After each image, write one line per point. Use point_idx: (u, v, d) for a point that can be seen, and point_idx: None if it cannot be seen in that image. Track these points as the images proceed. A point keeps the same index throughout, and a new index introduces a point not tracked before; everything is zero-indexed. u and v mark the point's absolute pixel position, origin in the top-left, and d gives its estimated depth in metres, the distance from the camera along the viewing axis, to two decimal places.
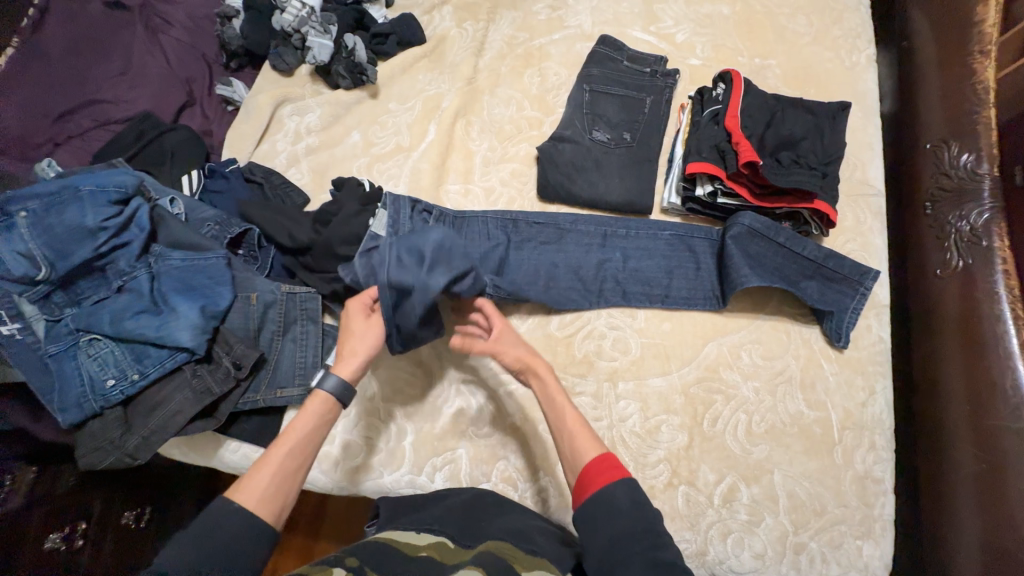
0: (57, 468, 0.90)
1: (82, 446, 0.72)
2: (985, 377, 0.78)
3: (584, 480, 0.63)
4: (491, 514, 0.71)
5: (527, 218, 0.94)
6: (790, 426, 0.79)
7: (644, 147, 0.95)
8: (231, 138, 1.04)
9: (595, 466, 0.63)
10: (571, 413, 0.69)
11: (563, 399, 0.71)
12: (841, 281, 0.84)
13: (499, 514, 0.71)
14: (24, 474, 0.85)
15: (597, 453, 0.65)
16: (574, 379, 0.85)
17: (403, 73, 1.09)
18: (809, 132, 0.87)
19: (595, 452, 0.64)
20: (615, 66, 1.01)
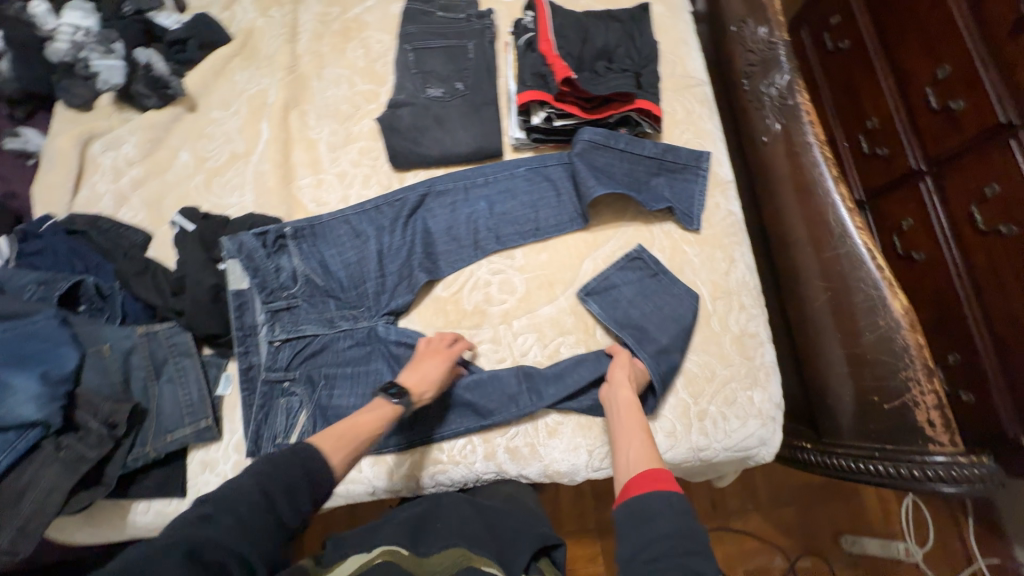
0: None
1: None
2: (815, 216, 0.88)
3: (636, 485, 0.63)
4: (439, 513, 0.74)
5: (387, 198, 0.92)
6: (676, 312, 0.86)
7: (480, 93, 0.96)
8: (40, 193, 0.93)
9: (643, 476, 0.63)
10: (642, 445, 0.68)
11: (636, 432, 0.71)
12: (683, 170, 0.92)
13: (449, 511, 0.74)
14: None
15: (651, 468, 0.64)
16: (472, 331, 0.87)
17: (217, 78, 1.02)
18: (620, 40, 0.92)
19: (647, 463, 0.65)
20: (431, 18, 1.00)
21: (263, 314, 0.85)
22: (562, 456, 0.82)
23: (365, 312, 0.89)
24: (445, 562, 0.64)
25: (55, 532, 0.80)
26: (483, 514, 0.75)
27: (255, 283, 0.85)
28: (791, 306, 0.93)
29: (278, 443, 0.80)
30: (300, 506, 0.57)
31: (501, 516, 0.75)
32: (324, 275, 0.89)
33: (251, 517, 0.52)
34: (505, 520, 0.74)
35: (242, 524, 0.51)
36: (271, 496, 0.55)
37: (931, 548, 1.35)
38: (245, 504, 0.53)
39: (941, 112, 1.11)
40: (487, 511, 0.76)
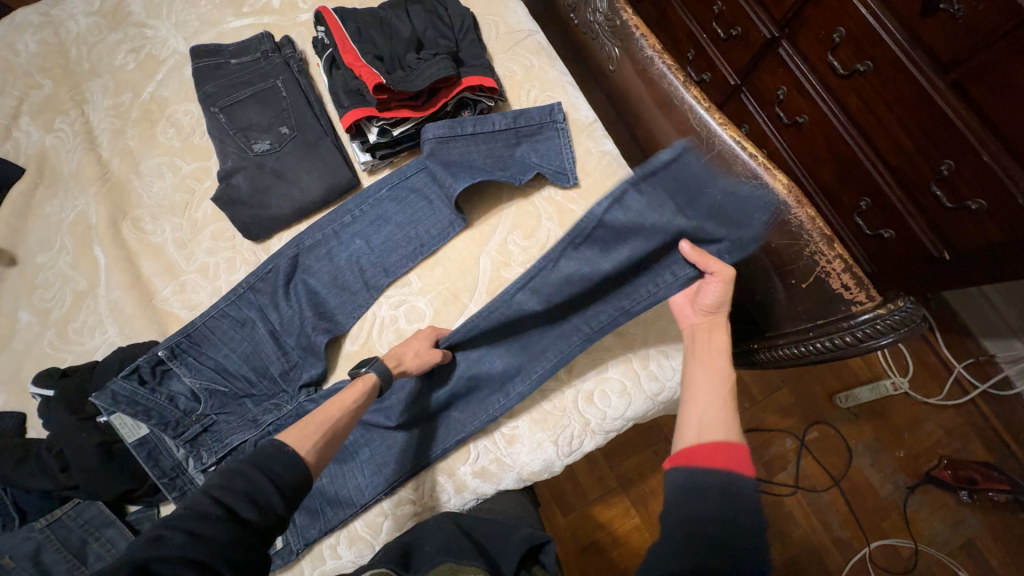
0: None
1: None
2: (682, 125, 0.84)
3: (705, 449, 0.55)
4: (424, 539, 0.70)
5: (256, 275, 0.84)
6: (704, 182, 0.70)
7: (309, 129, 0.88)
8: None
9: (714, 447, 0.55)
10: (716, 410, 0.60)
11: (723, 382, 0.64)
12: (541, 129, 0.88)
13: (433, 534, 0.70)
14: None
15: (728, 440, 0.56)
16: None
17: (25, 217, 0.90)
18: (426, 22, 0.85)
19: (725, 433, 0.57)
20: (227, 69, 0.90)
21: (181, 448, 0.78)
22: (530, 457, 0.79)
23: (284, 395, 0.83)
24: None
25: None
26: (466, 530, 0.72)
27: (155, 421, 0.77)
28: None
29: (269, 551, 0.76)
30: (270, 508, 0.52)
31: (486, 526, 0.73)
32: (227, 379, 0.82)
33: (209, 528, 0.48)
34: (492, 527, 0.72)
35: (200, 538, 0.47)
36: (230, 502, 0.51)
37: (914, 373, 1.39)
38: (201, 518, 0.49)
39: None
40: (476, 521, 0.74)
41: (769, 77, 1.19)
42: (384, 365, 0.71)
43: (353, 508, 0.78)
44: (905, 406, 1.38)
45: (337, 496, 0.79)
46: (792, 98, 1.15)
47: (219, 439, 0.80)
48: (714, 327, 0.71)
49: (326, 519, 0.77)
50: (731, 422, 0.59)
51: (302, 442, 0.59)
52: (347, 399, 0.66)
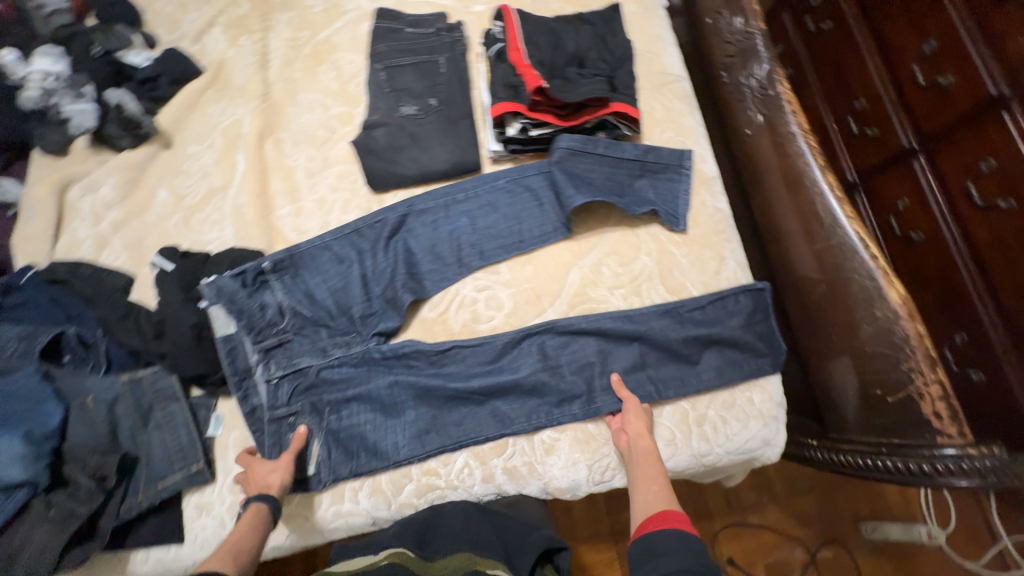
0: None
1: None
2: (806, 206, 0.85)
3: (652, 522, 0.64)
4: (444, 520, 0.73)
5: (366, 222, 0.90)
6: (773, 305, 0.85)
7: (454, 107, 0.94)
8: (21, 242, 0.92)
9: (657, 517, 0.64)
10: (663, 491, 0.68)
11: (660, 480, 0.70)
12: (665, 169, 0.90)
13: (453, 517, 0.73)
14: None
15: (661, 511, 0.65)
16: (462, 348, 0.84)
17: (191, 112, 1.00)
18: (591, 43, 0.90)
19: (662, 506, 0.66)
20: (400, 35, 0.97)
21: (256, 354, 0.83)
22: (562, 472, 0.80)
23: (356, 337, 0.87)
24: (451, 566, 0.66)
25: None
26: (491, 519, 0.74)
27: (244, 325, 0.84)
28: (789, 302, 0.90)
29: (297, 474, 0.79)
30: None
31: (507, 518, 0.75)
32: (312, 306, 0.88)
33: None
34: (510, 524, 0.74)
35: None
36: None
37: (955, 529, 1.29)
38: None
39: (929, 88, 1.07)
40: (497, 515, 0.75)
41: (892, 186, 1.17)
42: (272, 496, 0.72)
43: (386, 461, 0.80)
44: (936, 560, 1.28)
45: (372, 444, 0.81)
46: (914, 211, 1.12)
47: (287, 357, 0.85)
48: (636, 436, 0.75)
49: (358, 463, 0.80)
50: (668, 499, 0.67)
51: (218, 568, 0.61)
52: (246, 528, 0.67)
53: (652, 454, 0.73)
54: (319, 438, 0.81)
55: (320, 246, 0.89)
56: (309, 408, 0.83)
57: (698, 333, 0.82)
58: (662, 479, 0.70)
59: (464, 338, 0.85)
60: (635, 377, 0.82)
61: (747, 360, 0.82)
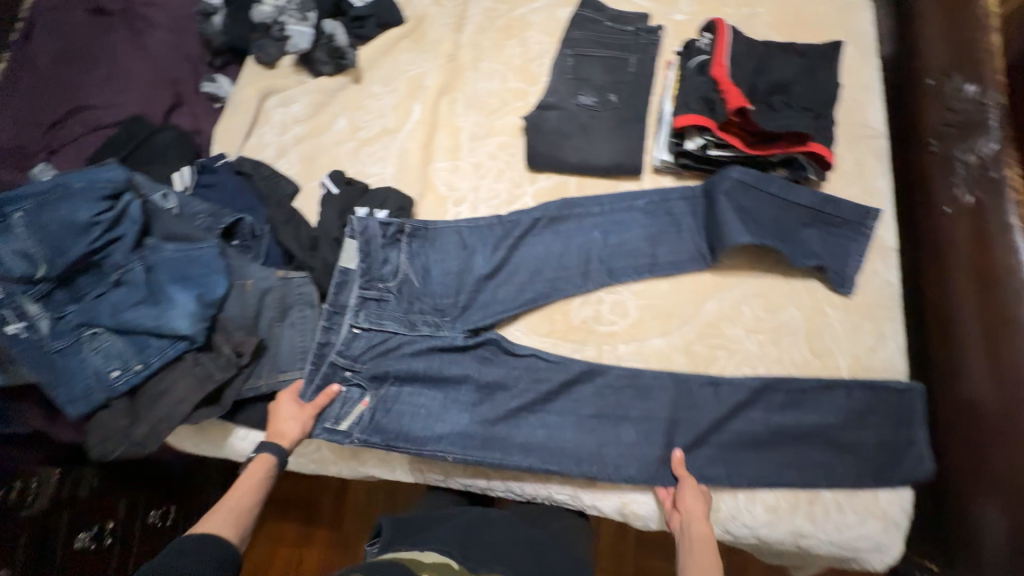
0: (77, 471, 0.90)
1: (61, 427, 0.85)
2: (1000, 310, 0.74)
3: None
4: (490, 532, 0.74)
5: (502, 217, 0.92)
6: (919, 413, 0.75)
7: (632, 107, 0.93)
8: (220, 133, 1.04)
9: None
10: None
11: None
12: (841, 225, 0.83)
13: (497, 533, 0.74)
14: (48, 475, 0.86)
15: None
16: (538, 361, 0.83)
17: (384, 55, 1.08)
18: (799, 75, 0.84)
19: None
20: (598, 27, 0.98)
21: (356, 297, 0.85)
22: (643, 498, 0.77)
23: (447, 321, 0.86)
24: None
25: (172, 441, 0.86)
26: (535, 548, 0.73)
27: (363, 268, 0.87)
28: (937, 421, 0.78)
29: (327, 427, 0.79)
30: None
31: (550, 550, 0.74)
32: (422, 278, 0.89)
33: None
34: (549, 555, 0.73)
35: None
36: None
37: None
38: None
39: None
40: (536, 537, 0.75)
41: None
42: (278, 445, 0.74)
43: (419, 448, 0.78)
44: None
45: (416, 431, 0.80)
46: None
47: (372, 314, 0.85)
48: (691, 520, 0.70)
49: (390, 440, 0.79)
50: None
51: (224, 531, 0.66)
52: (256, 480, 0.71)
53: (707, 543, 0.68)
54: (366, 402, 0.81)
55: (453, 230, 0.92)
56: (366, 377, 0.82)
57: (799, 428, 0.75)
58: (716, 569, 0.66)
59: (546, 350, 0.84)
60: (746, 433, 0.77)
61: (860, 466, 0.73)
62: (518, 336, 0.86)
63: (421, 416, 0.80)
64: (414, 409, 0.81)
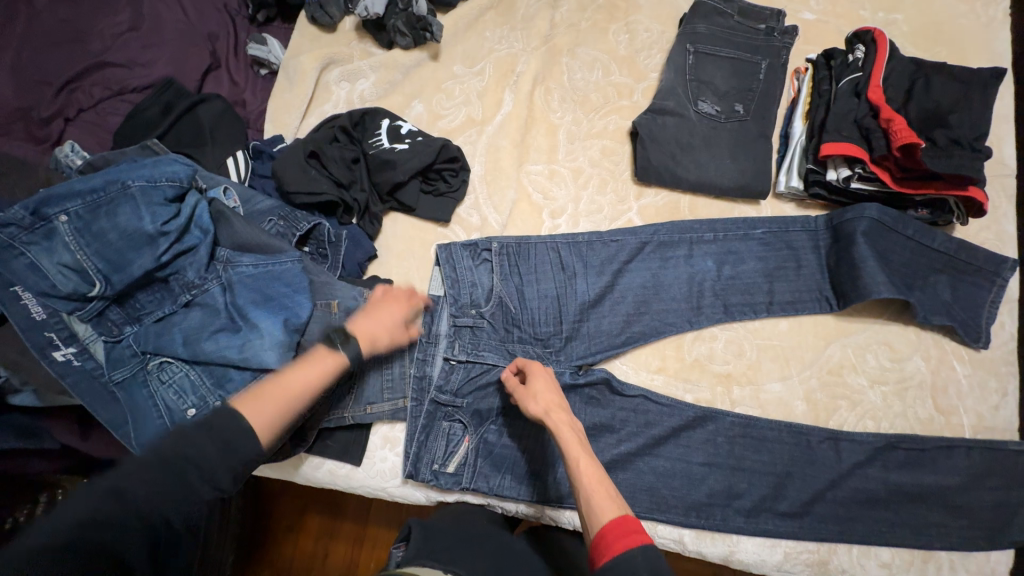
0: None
1: (97, 445, 0.67)
2: None
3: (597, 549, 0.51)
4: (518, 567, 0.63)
5: (600, 238, 0.82)
6: None
7: (759, 122, 0.83)
8: (273, 109, 0.89)
9: (614, 527, 0.52)
10: (591, 466, 0.59)
11: (593, 473, 0.58)
12: (976, 273, 0.77)
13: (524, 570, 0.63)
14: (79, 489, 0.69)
15: (616, 517, 0.53)
16: (647, 402, 0.77)
17: (467, 29, 0.93)
18: (958, 103, 0.75)
19: (613, 513, 0.53)
20: (725, 21, 0.86)
21: (448, 328, 0.79)
22: (754, 549, 0.73)
23: (551, 354, 0.79)
24: None
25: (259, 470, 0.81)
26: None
27: (450, 294, 0.80)
28: None
29: (435, 469, 0.76)
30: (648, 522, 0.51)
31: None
32: (518, 302, 0.80)
33: None
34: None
35: None
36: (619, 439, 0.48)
37: None
38: None
39: None
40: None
41: None
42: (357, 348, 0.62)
43: (526, 491, 0.76)
44: None
45: (525, 471, 0.76)
46: None
47: (470, 345, 0.79)
48: (552, 411, 0.65)
49: (498, 481, 0.76)
50: (612, 494, 0.56)
51: (265, 422, 0.53)
52: (309, 384, 0.57)
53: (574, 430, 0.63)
54: (469, 441, 0.76)
55: (547, 249, 0.82)
56: (470, 412, 0.77)
57: (917, 487, 0.73)
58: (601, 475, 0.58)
59: (656, 391, 0.78)
60: (865, 487, 0.74)
61: (977, 522, 0.72)
62: (623, 371, 0.80)
63: (530, 454, 0.77)
64: (520, 444, 0.77)
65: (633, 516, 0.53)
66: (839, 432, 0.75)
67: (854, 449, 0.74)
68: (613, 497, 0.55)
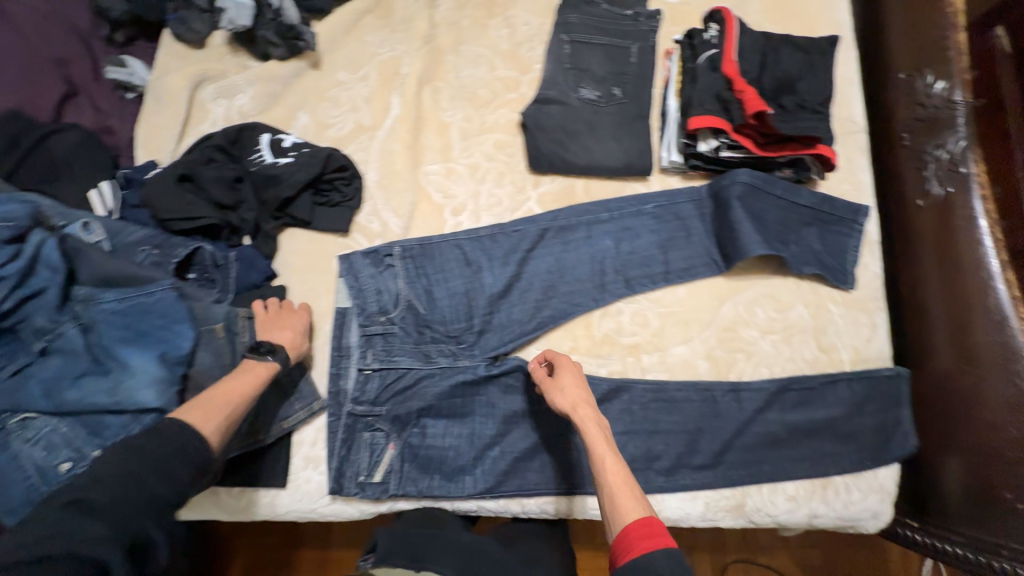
0: None
1: None
2: (962, 290, 0.81)
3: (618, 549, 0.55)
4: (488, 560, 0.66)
5: (501, 230, 0.83)
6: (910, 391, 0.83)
7: (637, 103, 0.88)
8: (142, 133, 0.83)
9: (637, 527, 0.55)
10: (617, 465, 0.61)
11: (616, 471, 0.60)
12: (837, 222, 0.86)
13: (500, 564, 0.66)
14: None
15: (641, 517, 0.56)
16: None
17: (346, 34, 0.91)
18: (803, 71, 0.84)
19: (637, 515, 0.56)
20: (594, 10, 0.90)
21: (358, 338, 0.78)
22: (677, 504, 0.78)
23: (465, 349, 0.80)
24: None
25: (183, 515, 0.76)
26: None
27: (357, 304, 0.79)
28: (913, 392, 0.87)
29: (361, 481, 0.74)
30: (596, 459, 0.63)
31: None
32: (427, 303, 0.80)
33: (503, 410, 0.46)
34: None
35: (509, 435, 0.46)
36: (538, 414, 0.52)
37: None
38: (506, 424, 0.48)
39: None
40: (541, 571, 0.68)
41: None
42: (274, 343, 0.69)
43: (458, 486, 0.76)
44: None
45: (454, 468, 0.76)
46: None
47: (384, 352, 0.78)
48: (576, 406, 0.66)
49: (429, 482, 0.76)
50: (637, 496, 0.58)
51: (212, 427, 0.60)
52: (246, 389, 0.65)
53: (597, 425, 0.64)
54: (394, 447, 0.76)
55: (450, 246, 0.82)
56: (390, 418, 0.76)
57: (810, 422, 0.80)
58: (625, 475, 0.60)
59: None
60: (768, 429, 0.80)
61: (863, 443, 0.80)
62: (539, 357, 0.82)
63: (457, 449, 0.77)
64: (446, 441, 0.77)
65: (656, 518, 0.56)
66: (739, 384, 0.80)
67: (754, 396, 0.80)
68: (638, 497, 0.57)
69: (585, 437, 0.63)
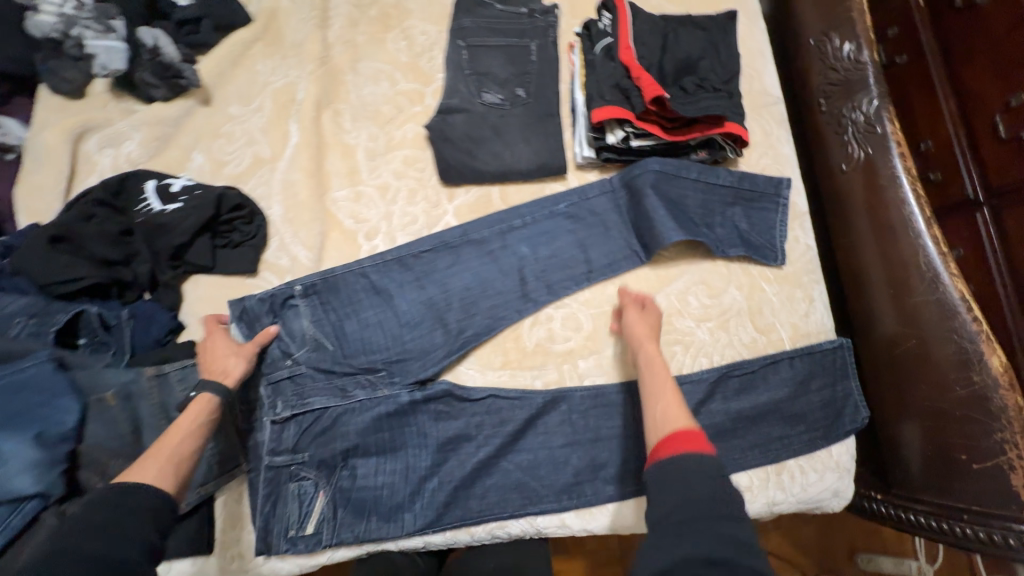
0: None
1: None
2: (892, 252, 0.78)
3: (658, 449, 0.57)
4: None
5: (412, 250, 0.79)
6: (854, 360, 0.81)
7: (542, 102, 0.85)
8: (21, 195, 0.78)
9: (678, 435, 0.57)
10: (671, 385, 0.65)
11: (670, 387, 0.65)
12: (760, 199, 0.84)
13: None
14: None
15: (688, 427, 0.58)
16: (497, 400, 0.76)
17: (235, 66, 0.87)
18: (704, 50, 0.82)
19: (684, 422, 0.59)
20: (488, 12, 0.88)
21: (270, 388, 0.73)
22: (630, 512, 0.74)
23: (387, 379, 0.76)
24: None
25: None
26: None
27: (266, 351, 0.74)
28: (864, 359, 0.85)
29: (291, 536, 0.70)
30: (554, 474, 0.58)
31: None
32: (340, 338, 0.76)
33: None
34: None
35: None
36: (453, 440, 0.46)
37: None
38: None
39: None
40: None
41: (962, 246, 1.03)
42: (221, 383, 0.67)
43: (396, 526, 0.72)
44: None
45: (389, 507, 0.72)
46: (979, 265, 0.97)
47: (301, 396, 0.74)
48: (637, 336, 0.73)
49: (365, 526, 0.71)
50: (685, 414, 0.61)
51: (164, 479, 0.56)
52: (199, 421, 0.63)
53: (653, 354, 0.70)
54: (323, 496, 0.72)
55: (357, 274, 0.77)
56: (315, 464, 0.72)
57: (756, 407, 0.77)
58: (677, 395, 0.64)
59: (505, 386, 0.77)
60: (715, 420, 0.77)
61: (811, 422, 0.78)
62: (470, 378, 0.78)
63: (391, 487, 0.73)
64: (377, 480, 0.73)
65: (700, 429, 0.58)
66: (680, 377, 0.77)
67: (696, 387, 0.77)
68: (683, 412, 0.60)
69: (642, 353, 0.70)
